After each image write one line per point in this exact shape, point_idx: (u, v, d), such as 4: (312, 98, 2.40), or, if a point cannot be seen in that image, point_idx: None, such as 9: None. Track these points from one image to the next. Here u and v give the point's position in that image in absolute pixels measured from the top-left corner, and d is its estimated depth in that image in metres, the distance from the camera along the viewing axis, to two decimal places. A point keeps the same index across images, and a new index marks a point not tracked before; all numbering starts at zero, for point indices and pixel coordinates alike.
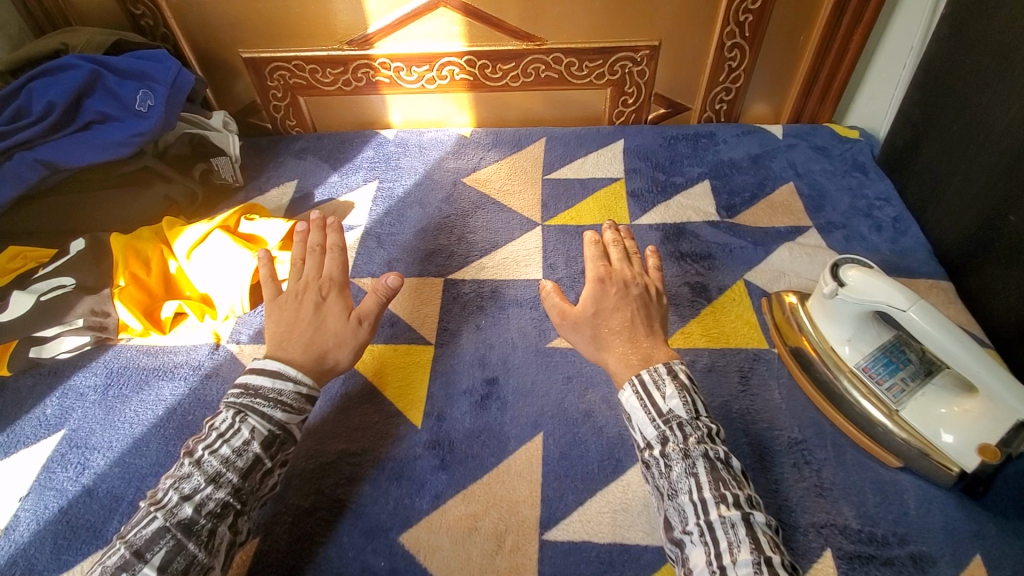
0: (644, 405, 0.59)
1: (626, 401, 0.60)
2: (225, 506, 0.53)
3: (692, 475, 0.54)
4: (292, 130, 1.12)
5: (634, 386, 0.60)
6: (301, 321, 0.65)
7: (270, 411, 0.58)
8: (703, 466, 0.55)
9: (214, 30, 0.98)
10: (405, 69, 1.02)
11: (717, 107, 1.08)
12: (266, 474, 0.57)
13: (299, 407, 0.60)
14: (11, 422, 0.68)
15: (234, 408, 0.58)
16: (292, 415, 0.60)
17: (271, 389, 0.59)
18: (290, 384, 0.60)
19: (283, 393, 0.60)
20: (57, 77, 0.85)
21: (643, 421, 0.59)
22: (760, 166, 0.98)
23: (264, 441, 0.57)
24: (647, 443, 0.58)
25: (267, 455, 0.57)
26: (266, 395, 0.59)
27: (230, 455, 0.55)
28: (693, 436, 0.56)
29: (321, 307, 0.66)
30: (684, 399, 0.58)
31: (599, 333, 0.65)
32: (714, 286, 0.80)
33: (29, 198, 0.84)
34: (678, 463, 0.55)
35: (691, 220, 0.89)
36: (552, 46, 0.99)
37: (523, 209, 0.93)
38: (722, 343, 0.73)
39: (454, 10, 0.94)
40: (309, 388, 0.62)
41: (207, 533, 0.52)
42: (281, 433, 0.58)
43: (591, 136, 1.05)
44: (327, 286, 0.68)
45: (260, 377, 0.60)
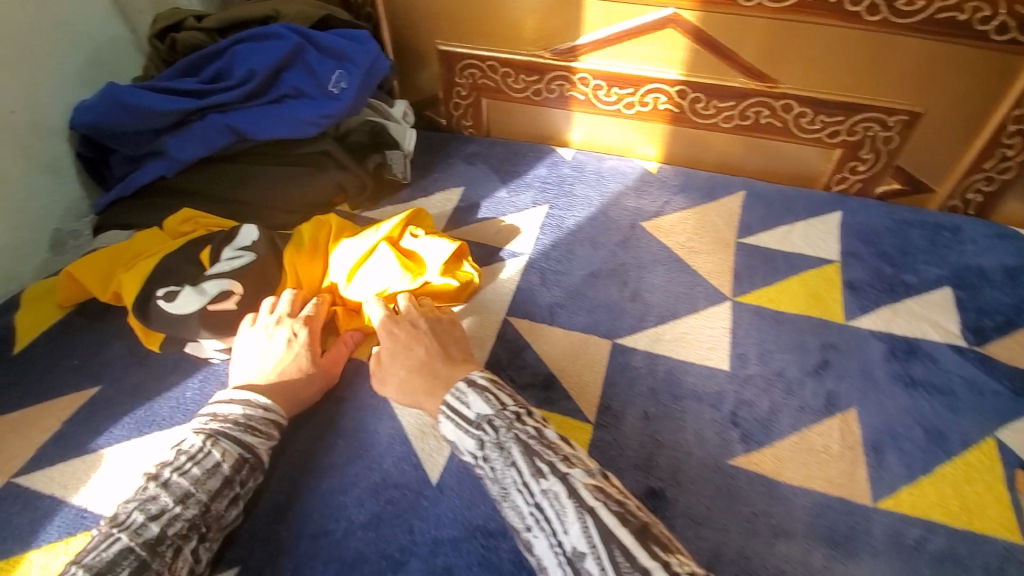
0: (455, 421, 0.53)
1: (445, 429, 0.54)
2: (190, 529, 0.50)
3: (511, 466, 0.49)
4: (464, 130, 1.05)
5: (446, 411, 0.54)
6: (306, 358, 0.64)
7: (241, 434, 0.56)
8: (516, 450, 0.50)
9: (417, 17, 0.93)
10: (604, 89, 0.91)
11: (969, 198, 0.87)
12: (229, 501, 0.54)
13: (268, 430, 0.57)
14: (152, 395, 0.67)
15: (203, 432, 0.55)
16: (261, 439, 0.57)
17: (244, 414, 0.57)
18: (262, 410, 0.58)
19: (254, 418, 0.57)
20: (262, 44, 0.83)
21: (461, 437, 0.53)
22: (1021, 284, 0.78)
23: (234, 464, 0.54)
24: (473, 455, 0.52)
25: (235, 479, 0.54)
26: (236, 419, 0.56)
27: (199, 477, 0.52)
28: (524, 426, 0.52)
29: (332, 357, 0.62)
30: (486, 398, 0.54)
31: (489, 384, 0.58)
32: (956, 437, 0.63)
33: (212, 161, 0.85)
34: (496, 458, 0.50)
35: (926, 337, 0.71)
36: (786, 91, 0.83)
37: (709, 275, 0.80)
38: (964, 524, 0.57)
39: (682, 34, 0.82)
40: (279, 417, 0.59)
41: (171, 555, 0.48)
42: (250, 457, 0.55)
43: (801, 200, 0.89)
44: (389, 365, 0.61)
45: (231, 402, 0.57)
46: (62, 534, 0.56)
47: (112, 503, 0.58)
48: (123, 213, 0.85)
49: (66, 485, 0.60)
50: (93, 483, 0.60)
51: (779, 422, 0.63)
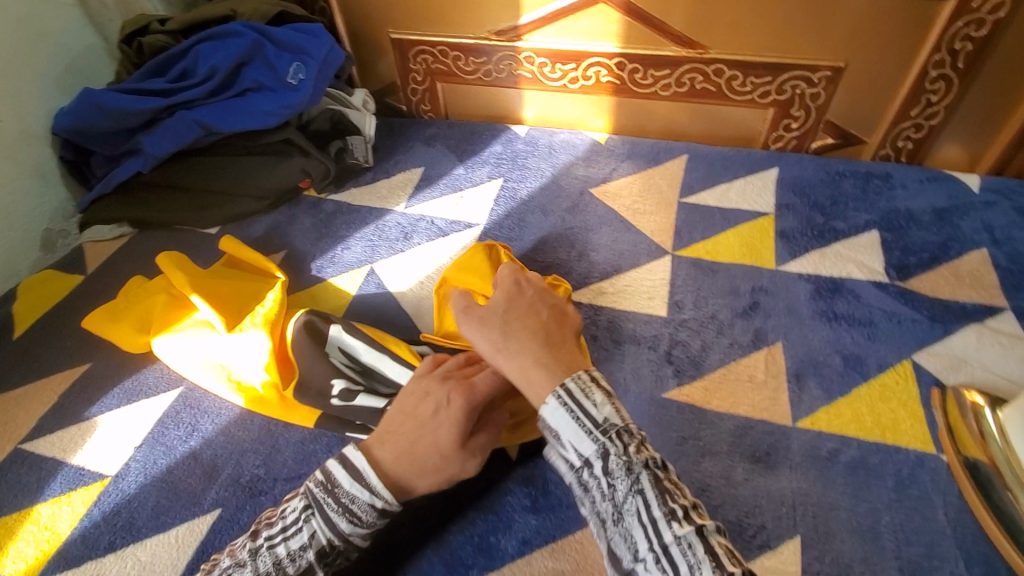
0: (576, 418, 0.48)
1: (551, 418, 0.49)
2: None
3: (637, 495, 0.45)
4: (424, 115, 1.11)
5: (560, 398, 0.49)
6: (489, 315, 0.56)
7: (337, 518, 0.48)
8: (648, 479, 0.45)
9: (371, 9, 0.99)
10: (549, 66, 0.97)
11: (900, 145, 0.92)
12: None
13: (369, 522, 0.48)
14: (139, 368, 0.73)
15: (307, 500, 0.49)
16: (359, 528, 0.48)
17: (349, 495, 0.48)
18: (367, 494, 0.48)
19: (356, 501, 0.48)
20: (222, 42, 0.89)
21: (576, 436, 0.48)
22: (946, 223, 0.82)
23: (320, 551, 0.48)
24: (584, 462, 0.48)
25: (319, 567, 0.48)
26: (339, 497, 0.48)
27: (282, 558, 0.47)
28: (636, 446, 0.47)
29: (505, 345, 0.53)
30: (612, 403, 0.49)
31: (507, 328, 0.54)
32: (872, 361, 0.67)
33: (185, 156, 0.91)
34: (621, 482, 0.46)
35: (851, 276, 0.76)
36: (715, 56, 0.89)
37: (652, 233, 0.85)
38: (877, 436, 0.61)
39: (614, 8, 0.88)
40: (387, 503, 0.49)
41: None
42: (340, 546, 0.48)
43: (741, 159, 0.94)
44: (495, 314, 0.56)
45: (342, 471, 0.49)
46: (65, 489, 0.63)
47: (106, 462, 0.64)
48: (105, 210, 0.91)
49: (65, 448, 0.66)
50: (89, 445, 0.66)
51: (711, 359, 0.69)
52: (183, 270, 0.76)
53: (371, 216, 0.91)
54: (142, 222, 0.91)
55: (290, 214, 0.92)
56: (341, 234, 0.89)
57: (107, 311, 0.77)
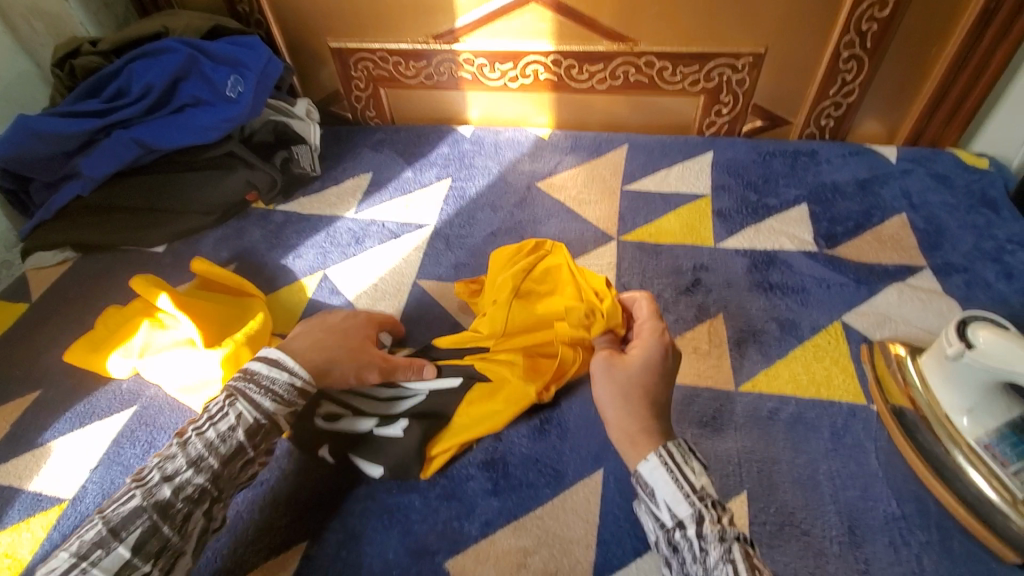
0: (676, 478, 0.49)
1: (648, 474, 0.50)
2: (203, 492, 0.50)
3: (729, 563, 0.44)
4: (371, 121, 1.12)
5: (661, 456, 0.50)
6: (624, 364, 0.57)
7: (259, 397, 0.55)
8: (739, 552, 0.45)
9: (307, 19, 1.00)
10: (488, 66, 0.99)
11: (823, 123, 0.98)
12: (245, 464, 0.54)
13: (291, 400, 0.56)
14: (91, 391, 0.72)
15: (229, 389, 0.55)
16: (282, 407, 0.56)
17: (269, 378, 0.56)
18: (286, 374, 0.56)
19: (276, 381, 0.56)
20: (156, 59, 0.88)
21: (672, 495, 0.49)
22: (867, 192, 0.88)
23: (249, 430, 0.54)
24: (678, 522, 0.48)
25: (250, 445, 0.54)
26: (260, 381, 0.56)
27: (214, 440, 0.52)
28: (726, 518, 0.47)
29: (625, 391, 0.55)
30: (706, 474, 0.50)
31: (628, 392, 0.54)
32: (806, 324, 0.72)
33: (126, 175, 0.90)
34: (714, 547, 0.45)
35: (784, 248, 0.81)
36: (645, 48, 0.93)
37: (598, 221, 0.88)
38: (812, 393, 0.65)
39: (544, 7, 0.91)
40: (305, 383, 0.57)
41: (182, 518, 0.49)
42: (267, 424, 0.55)
43: (678, 146, 0.98)
44: (629, 372, 0.56)
45: (259, 363, 0.57)
46: (22, 516, 0.61)
47: (62, 486, 0.64)
48: (44, 235, 0.89)
49: (20, 476, 0.65)
50: (43, 472, 0.65)
51: None
52: (169, 290, 0.75)
53: (322, 224, 0.91)
54: (86, 244, 0.90)
55: (239, 228, 0.92)
56: (292, 243, 0.89)
57: (88, 342, 0.75)
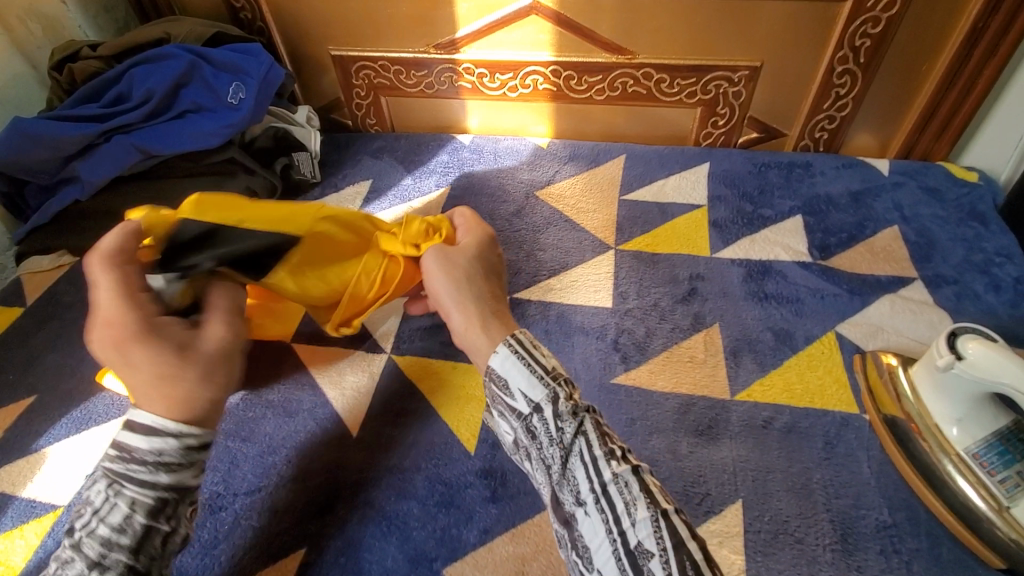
0: (528, 368, 0.52)
1: (500, 367, 0.53)
2: None
3: (581, 435, 0.49)
4: (371, 129, 1.13)
5: (510, 351, 0.54)
6: (443, 252, 0.63)
7: (145, 474, 0.48)
8: (591, 423, 0.49)
9: (310, 27, 1.01)
10: (488, 76, 1.00)
11: (817, 136, 0.99)
12: (165, 538, 0.49)
13: (186, 461, 0.50)
14: (90, 396, 0.72)
15: (107, 477, 0.48)
16: (181, 472, 0.50)
17: (146, 451, 0.48)
18: (172, 439, 0.49)
19: (163, 452, 0.49)
20: (157, 65, 0.89)
21: (528, 385, 0.52)
22: (861, 205, 0.89)
23: (149, 510, 0.48)
24: (533, 406, 0.51)
25: (159, 522, 0.48)
26: (138, 456, 0.48)
27: (111, 533, 0.46)
28: (576, 395, 0.52)
29: (464, 278, 0.61)
30: (542, 359, 0.53)
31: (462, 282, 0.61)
32: (800, 334, 0.73)
33: (125, 180, 0.90)
34: (568, 425, 0.49)
35: (778, 259, 0.82)
36: (643, 61, 0.94)
37: (596, 230, 0.89)
38: (806, 402, 0.66)
39: (544, 19, 0.92)
40: (195, 437, 0.51)
41: None
42: (168, 496, 0.49)
43: (675, 156, 0.99)
44: (458, 257, 0.63)
45: (132, 435, 0.49)
46: (18, 521, 0.61)
47: (60, 492, 0.64)
48: (44, 239, 0.89)
49: (17, 481, 0.65)
50: (40, 477, 0.65)
51: (654, 343, 0.73)
52: None
53: None
54: (85, 249, 0.90)
55: None
56: None
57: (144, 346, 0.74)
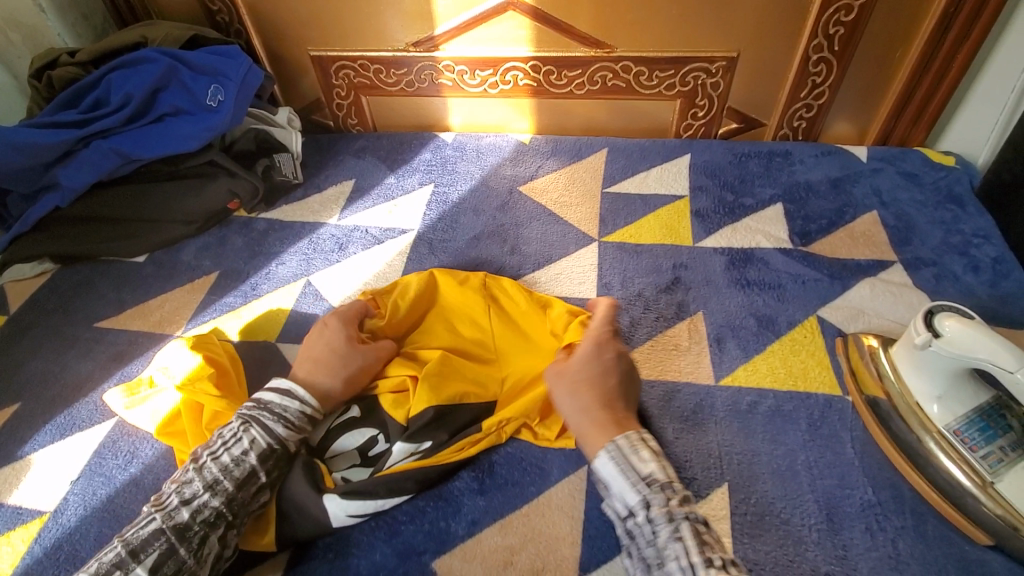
0: (624, 470, 0.51)
1: (602, 469, 0.52)
2: (219, 516, 0.53)
3: (678, 540, 0.47)
4: (353, 129, 1.13)
5: (610, 452, 0.53)
6: (566, 365, 0.60)
7: (274, 425, 0.57)
8: (688, 528, 0.48)
9: (288, 28, 1.01)
10: (468, 73, 1.01)
11: (795, 125, 1.00)
12: (259, 490, 0.56)
13: (301, 426, 0.58)
14: (73, 402, 0.72)
15: (243, 416, 0.57)
16: (292, 433, 0.58)
17: (280, 405, 0.58)
18: (296, 403, 0.59)
19: (288, 409, 0.58)
20: (135, 69, 0.88)
21: (624, 487, 0.51)
22: (840, 191, 0.90)
23: (261, 453, 0.56)
24: (630, 511, 0.50)
25: (261, 470, 0.55)
26: (272, 409, 0.58)
27: (228, 464, 0.54)
28: (676, 499, 0.50)
29: (584, 388, 0.58)
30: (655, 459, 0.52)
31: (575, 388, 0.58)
32: (782, 319, 0.73)
33: (105, 185, 0.89)
34: (663, 528, 0.48)
35: (760, 246, 0.83)
36: (621, 54, 0.95)
37: (579, 223, 0.89)
38: (789, 385, 0.67)
39: (522, 15, 0.93)
40: (315, 410, 0.60)
41: (198, 541, 0.51)
42: (278, 448, 0.57)
43: (656, 149, 1.00)
44: (574, 373, 0.58)
45: (269, 393, 0.59)
46: (2, 529, 0.61)
47: (45, 498, 0.63)
48: (24, 247, 0.88)
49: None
50: (25, 485, 0.64)
51: (639, 332, 0.73)
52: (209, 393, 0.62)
53: (304, 231, 0.92)
54: (66, 256, 0.89)
55: (220, 236, 0.92)
56: (275, 250, 0.89)
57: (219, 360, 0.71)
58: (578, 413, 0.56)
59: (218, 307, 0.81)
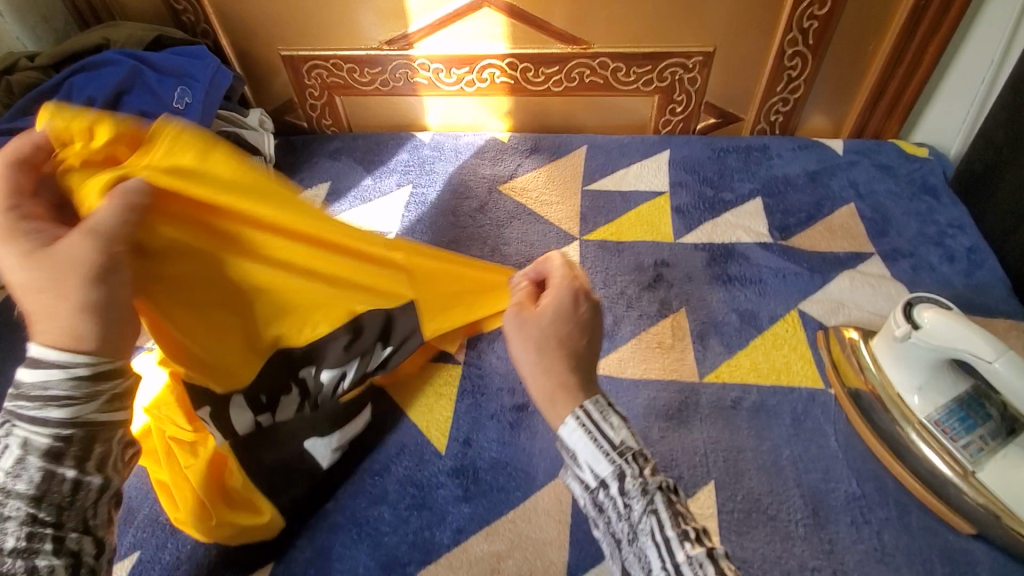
0: (592, 438, 0.43)
1: (569, 439, 0.44)
2: (32, 534, 0.43)
3: (652, 514, 0.42)
4: (327, 130, 1.11)
5: (579, 417, 0.44)
6: (534, 317, 0.49)
7: (38, 411, 0.45)
8: (663, 501, 0.42)
9: (257, 28, 0.98)
10: (443, 71, 0.99)
11: (772, 119, 1.01)
12: (78, 486, 0.46)
13: (80, 397, 0.45)
14: None
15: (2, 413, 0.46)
16: (76, 408, 0.45)
17: (39, 390, 0.44)
18: (56, 371, 0.44)
19: (48, 382, 0.44)
20: (96, 72, 0.85)
21: (592, 456, 0.44)
22: (817, 184, 0.91)
23: (42, 452, 0.45)
24: (600, 482, 0.44)
25: (57, 466, 0.45)
26: (29, 393, 0.45)
27: (4, 475, 0.44)
28: (648, 468, 0.44)
29: (551, 361, 0.47)
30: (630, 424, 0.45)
31: (546, 352, 0.47)
32: (764, 314, 0.73)
33: None
34: (637, 502, 0.43)
35: (740, 241, 0.83)
36: (598, 50, 0.94)
37: (559, 221, 0.88)
38: (773, 380, 0.67)
39: (498, 11, 0.91)
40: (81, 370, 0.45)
41: (24, 570, 0.42)
42: (65, 436, 0.45)
43: (635, 145, 1.00)
44: (539, 333, 0.48)
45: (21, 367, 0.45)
46: None
47: None
48: None
49: None
50: None
51: (623, 331, 0.73)
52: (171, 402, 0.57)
53: None
54: None
55: None
56: None
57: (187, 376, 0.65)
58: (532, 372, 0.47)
59: None
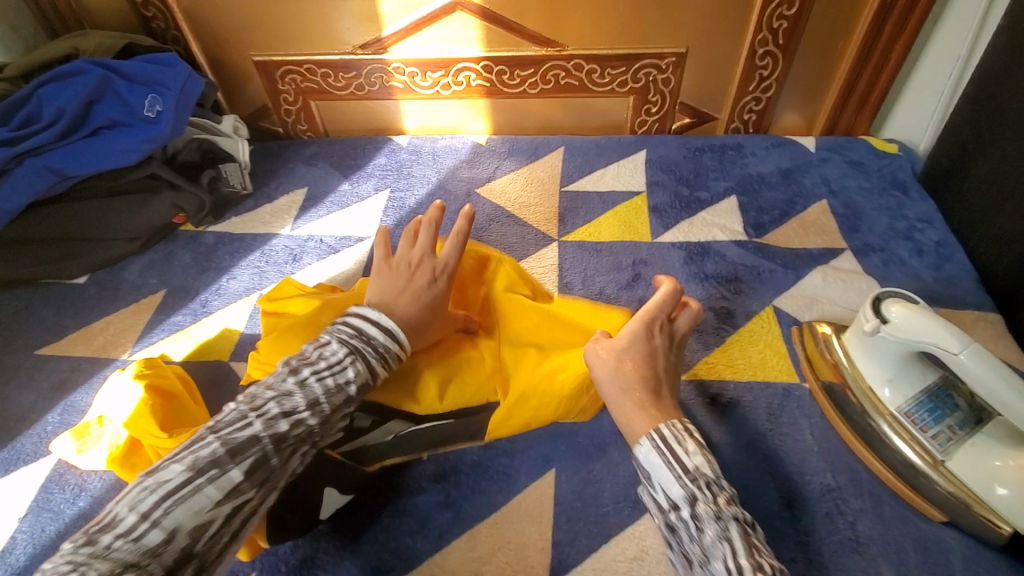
0: (667, 461, 0.50)
1: (644, 458, 0.52)
2: (229, 458, 0.48)
3: (725, 541, 0.46)
4: (303, 135, 1.10)
5: (653, 441, 0.52)
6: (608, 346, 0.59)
7: (311, 371, 0.53)
8: (735, 529, 0.47)
9: (229, 34, 0.97)
10: (419, 75, 0.99)
11: (746, 118, 1.02)
12: (281, 438, 0.51)
13: (337, 379, 0.53)
14: (12, 437, 0.68)
15: (347, 346, 0.55)
16: (329, 384, 0.53)
17: (321, 358, 0.54)
18: (340, 353, 0.54)
19: (329, 359, 0.54)
20: (65, 81, 0.83)
21: (666, 479, 0.50)
22: (791, 181, 0.92)
23: (289, 404, 0.51)
24: (673, 505, 0.49)
25: (284, 419, 0.51)
26: (319, 359, 0.54)
27: (262, 408, 0.51)
28: (722, 497, 0.49)
29: (622, 383, 0.56)
30: (704, 454, 0.51)
31: (620, 373, 0.57)
32: (740, 311, 0.74)
33: (37, 204, 0.83)
34: (710, 527, 0.47)
35: (716, 239, 0.84)
36: (573, 52, 0.95)
37: (538, 223, 0.89)
38: (749, 376, 0.68)
39: (471, 14, 0.92)
40: (354, 365, 0.54)
41: (205, 480, 0.47)
42: (307, 398, 0.52)
43: (612, 145, 1.00)
44: (621, 349, 0.58)
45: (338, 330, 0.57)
46: None
47: None
48: None
49: None
50: None
51: None
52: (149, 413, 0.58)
53: (255, 244, 0.88)
54: (1, 280, 0.83)
55: (166, 252, 0.88)
56: (224, 264, 0.86)
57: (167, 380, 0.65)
58: (614, 394, 0.56)
59: (166, 327, 0.78)
